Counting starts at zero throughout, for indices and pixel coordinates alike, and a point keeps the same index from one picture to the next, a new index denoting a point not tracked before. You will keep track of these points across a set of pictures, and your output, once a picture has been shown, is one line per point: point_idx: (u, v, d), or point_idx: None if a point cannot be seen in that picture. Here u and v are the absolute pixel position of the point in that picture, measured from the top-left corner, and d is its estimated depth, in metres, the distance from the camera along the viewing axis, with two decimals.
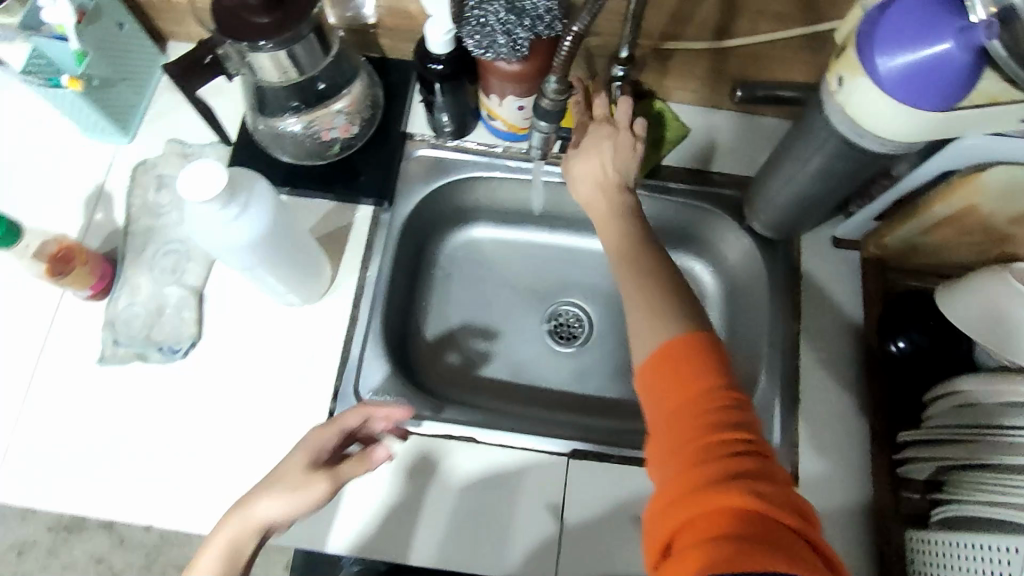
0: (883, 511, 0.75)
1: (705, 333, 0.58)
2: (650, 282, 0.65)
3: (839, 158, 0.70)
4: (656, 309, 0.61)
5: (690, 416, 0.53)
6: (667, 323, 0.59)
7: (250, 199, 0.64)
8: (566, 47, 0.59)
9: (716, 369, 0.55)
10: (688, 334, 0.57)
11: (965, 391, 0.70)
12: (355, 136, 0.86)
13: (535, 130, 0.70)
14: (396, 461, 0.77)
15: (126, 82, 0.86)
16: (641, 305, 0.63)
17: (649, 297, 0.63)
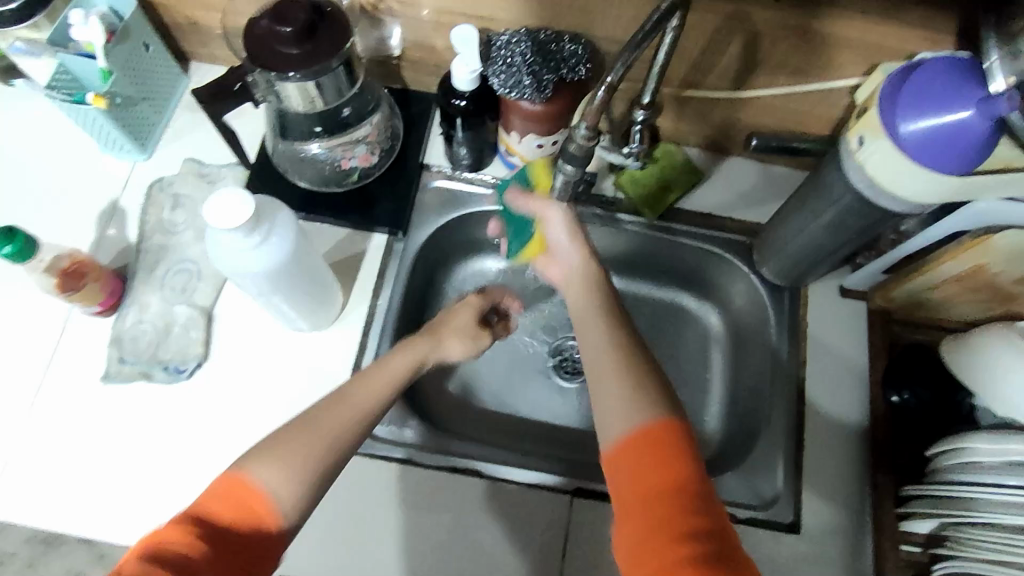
0: (884, 564, 0.74)
1: (668, 423, 0.56)
2: (612, 359, 0.62)
3: (852, 213, 0.71)
4: (631, 392, 0.59)
5: (664, 500, 0.52)
6: (632, 413, 0.57)
7: (273, 227, 0.64)
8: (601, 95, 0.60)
9: (686, 456, 0.54)
10: (653, 421, 0.56)
11: (973, 450, 0.70)
12: (373, 165, 0.87)
13: (561, 176, 0.70)
14: (398, 492, 0.76)
15: (148, 100, 0.87)
16: (602, 387, 0.61)
17: (623, 393, 0.59)
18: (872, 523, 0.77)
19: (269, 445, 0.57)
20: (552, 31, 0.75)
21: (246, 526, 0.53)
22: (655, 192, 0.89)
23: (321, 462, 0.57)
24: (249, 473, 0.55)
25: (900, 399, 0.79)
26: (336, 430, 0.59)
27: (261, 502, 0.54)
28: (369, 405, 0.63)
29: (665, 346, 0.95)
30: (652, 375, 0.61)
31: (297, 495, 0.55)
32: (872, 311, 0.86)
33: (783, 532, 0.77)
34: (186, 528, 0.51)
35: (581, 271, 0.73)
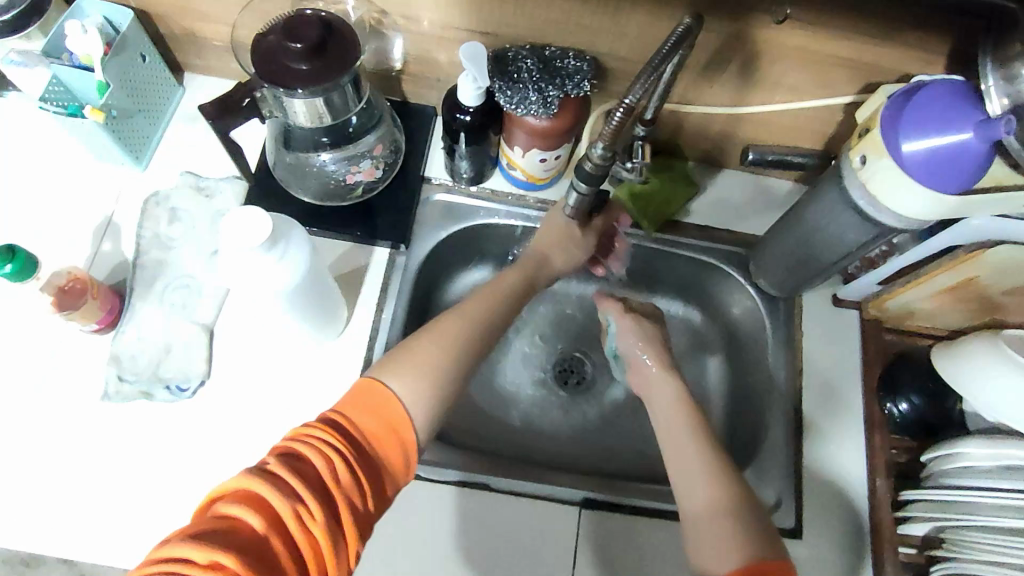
0: (882, 566, 0.77)
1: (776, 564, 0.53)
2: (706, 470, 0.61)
3: (851, 228, 0.73)
4: (726, 514, 0.57)
5: None
6: (735, 550, 0.55)
7: (287, 243, 0.65)
8: (619, 118, 0.61)
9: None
10: (759, 560, 0.53)
11: (965, 455, 0.73)
12: (378, 180, 0.86)
13: (575, 192, 0.72)
14: (407, 507, 0.76)
15: (144, 113, 0.85)
16: (697, 498, 0.59)
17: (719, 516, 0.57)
18: (870, 526, 0.79)
19: (395, 363, 0.61)
20: (555, 48, 0.78)
21: (385, 435, 0.55)
22: (656, 206, 0.90)
23: (441, 368, 0.62)
24: (387, 387, 0.58)
25: (896, 409, 0.83)
26: (452, 342, 0.65)
27: (397, 413, 0.57)
28: (480, 319, 0.68)
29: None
30: (747, 490, 0.59)
31: (425, 409, 0.59)
32: (865, 321, 0.88)
33: (784, 538, 0.79)
34: (331, 429, 0.53)
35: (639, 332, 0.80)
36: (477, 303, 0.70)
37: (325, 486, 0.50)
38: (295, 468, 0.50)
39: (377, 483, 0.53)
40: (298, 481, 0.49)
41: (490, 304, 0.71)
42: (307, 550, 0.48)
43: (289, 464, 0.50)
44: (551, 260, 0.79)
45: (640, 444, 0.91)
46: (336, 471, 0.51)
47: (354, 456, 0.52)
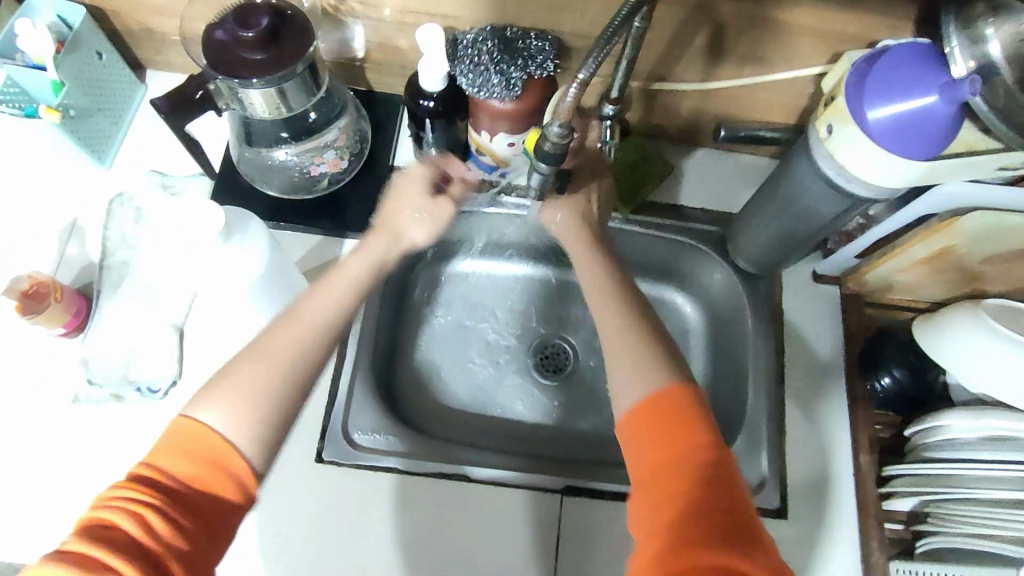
0: (869, 542, 0.76)
1: (679, 388, 0.56)
2: (630, 335, 0.61)
3: (824, 200, 0.72)
4: (636, 354, 0.60)
5: (675, 468, 0.52)
6: (641, 385, 0.57)
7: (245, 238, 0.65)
8: (572, 95, 0.59)
9: (702, 422, 0.54)
10: (667, 387, 0.56)
11: (947, 429, 0.72)
12: (344, 171, 0.85)
13: (535, 175, 0.69)
14: (385, 499, 0.76)
15: (104, 112, 0.84)
16: (619, 363, 0.60)
17: (638, 356, 0.59)
18: (856, 503, 0.78)
19: (218, 385, 0.54)
20: (518, 28, 0.76)
21: (210, 469, 0.50)
22: (629, 187, 0.90)
23: (272, 405, 0.54)
24: (202, 421, 0.52)
25: (878, 383, 0.81)
26: (287, 355, 0.56)
27: (220, 447, 0.51)
28: (319, 328, 0.59)
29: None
30: (663, 354, 0.60)
31: (252, 438, 0.53)
32: (845, 296, 0.87)
33: (769, 518, 0.77)
34: (134, 486, 0.48)
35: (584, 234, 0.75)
36: (323, 300, 0.61)
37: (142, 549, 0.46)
38: (99, 543, 0.45)
39: (205, 524, 0.49)
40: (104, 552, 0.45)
41: (328, 307, 0.60)
42: None
43: (88, 538, 0.45)
44: (400, 228, 0.68)
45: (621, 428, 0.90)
46: (149, 528, 0.46)
47: (171, 507, 0.48)
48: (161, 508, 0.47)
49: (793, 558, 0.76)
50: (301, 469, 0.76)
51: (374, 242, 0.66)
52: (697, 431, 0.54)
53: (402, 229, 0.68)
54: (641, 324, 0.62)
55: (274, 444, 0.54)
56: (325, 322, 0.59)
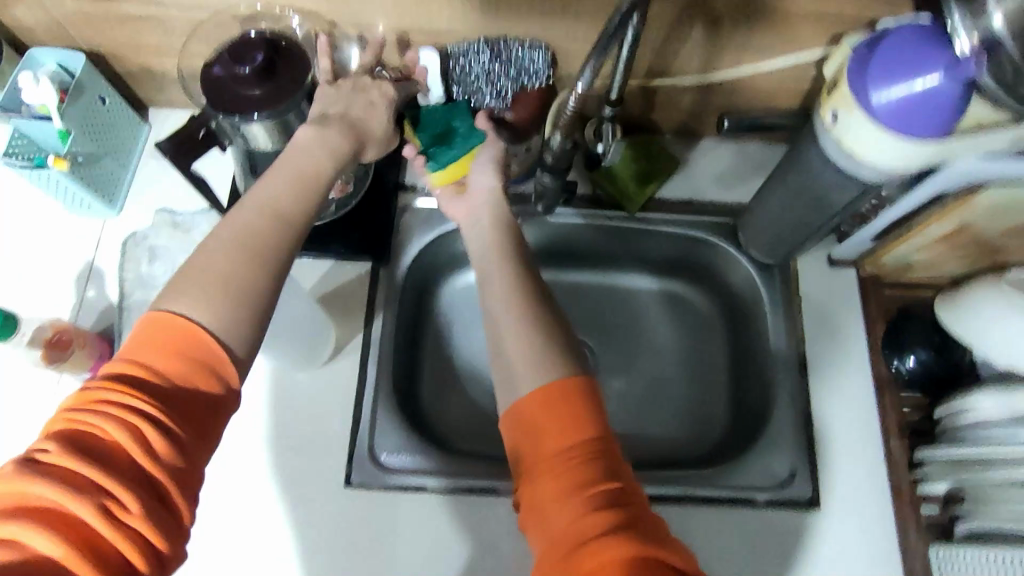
0: (907, 528, 0.75)
1: (574, 383, 0.50)
2: (517, 318, 0.55)
3: (835, 186, 0.71)
4: (531, 339, 0.54)
5: (571, 462, 0.47)
6: (537, 368, 0.51)
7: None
8: (574, 102, 0.65)
9: (591, 413, 0.49)
10: (557, 387, 0.50)
11: (978, 409, 0.72)
12: (349, 195, 0.83)
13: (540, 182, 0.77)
14: (415, 518, 0.76)
15: (110, 154, 0.85)
16: (509, 346, 0.54)
17: (527, 333, 0.54)
18: (890, 488, 0.77)
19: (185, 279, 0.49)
20: (512, 40, 0.77)
21: (201, 380, 0.47)
22: (635, 184, 0.88)
23: (250, 288, 0.50)
24: (190, 323, 0.47)
25: (903, 365, 0.81)
26: (254, 233, 0.51)
27: (210, 356, 0.47)
28: (286, 214, 0.54)
29: (649, 332, 0.95)
30: (557, 338, 0.54)
31: (237, 332, 0.48)
32: (863, 278, 0.86)
33: (803, 509, 0.76)
34: (121, 396, 0.44)
35: (489, 210, 0.68)
36: (280, 196, 0.54)
37: (135, 466, 0.43)
38: (76, 458, 0.41)
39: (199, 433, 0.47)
40: (91, 470, 0.41)
41: (287, 198, 0.54)
42: (139, 539, 0.42)
43: (72, 453, 0.41)
44: (347, 119, 0.63)
45: (647, 429, 0.89)
46: (142, 443, 0.43)
47: (165, 417, 0.44)
48: (154, 420, 0.44)
49: (831, 549, 0.75)
50: (329, 495, 0.76)
51: (334, 136, 0.60)
52: (589, 418, 0.49)
53: (366, 135, 0.64)
54: (532, 304, 0.57)
55: (258, 336, 0.50)
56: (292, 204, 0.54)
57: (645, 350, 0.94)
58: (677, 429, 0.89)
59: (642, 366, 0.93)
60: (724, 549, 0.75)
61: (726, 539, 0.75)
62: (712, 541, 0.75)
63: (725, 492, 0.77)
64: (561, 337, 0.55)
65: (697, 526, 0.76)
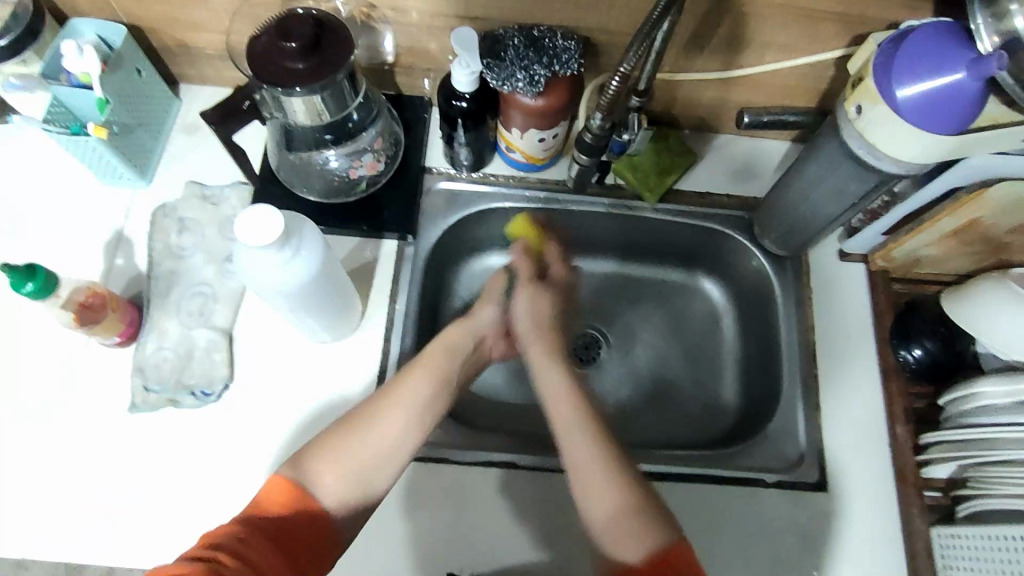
0: (909, 510, 0.79)
1: (677, 548, 0.57)
2: (598, 467, 0.62)
3: (853, 179, 0.74)
4: (611, 482, 0.61)
5: None
6: (637, 536, 0.58)
7: (295, 246, 0.64)
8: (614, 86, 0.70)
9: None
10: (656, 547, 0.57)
11: (982, 395, 0.74)
12: (380, 173, 0.87)
13: (576, 163, 0.83)
14: (436, 489, 0.77)
15: (143, 126, 0.86)
16: (596, 497, 0.61)
17: (606, 483, 0.61)
18: (895, 471, 0.81)
19: (314, 454, 0.62)
20: (544, 27, 0.78)
21: (302, 516, 0.58)
22: (656, 174, 0.91)
23: (377, 466, 0.63)
24: (302, 475, 0.61)
25: (909, 355, 0.83)
26: (393, 412, 0.66)
27: (307, 504, 0.59)
28: (424, 402, 0.68)
29: (657, 320, 1.00)
30: (644, 495, 0.61)
31: (340, 499, 0.61)
32: (872, 272, 0.89)
33: (810, 491, 0.80)
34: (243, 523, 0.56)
35: (536, 355, 0.74)
36: (388, 412, 0.65)
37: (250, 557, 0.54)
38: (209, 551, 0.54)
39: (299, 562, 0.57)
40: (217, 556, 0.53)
41: (416, 390, 0.68)
42: None
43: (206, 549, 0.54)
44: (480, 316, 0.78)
45: (654, 413, 0.93)
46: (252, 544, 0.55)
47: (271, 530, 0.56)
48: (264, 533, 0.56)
49: (836, 528, 0.79)
50: None
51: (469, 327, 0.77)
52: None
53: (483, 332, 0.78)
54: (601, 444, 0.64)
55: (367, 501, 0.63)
56: (408, 412, 0.66)
57: (653, 339, 0.99)
58: (685, 413, 0.94)
59: (649, 354, 0.98)
60: (733, 526, 0.79)
61: (736, 517, 0.79)
62: (723, 518, 0.79)
63: (737, 472, 0.81)
64: (636, 482, 0.62)
65: (709, 505, 0.79)
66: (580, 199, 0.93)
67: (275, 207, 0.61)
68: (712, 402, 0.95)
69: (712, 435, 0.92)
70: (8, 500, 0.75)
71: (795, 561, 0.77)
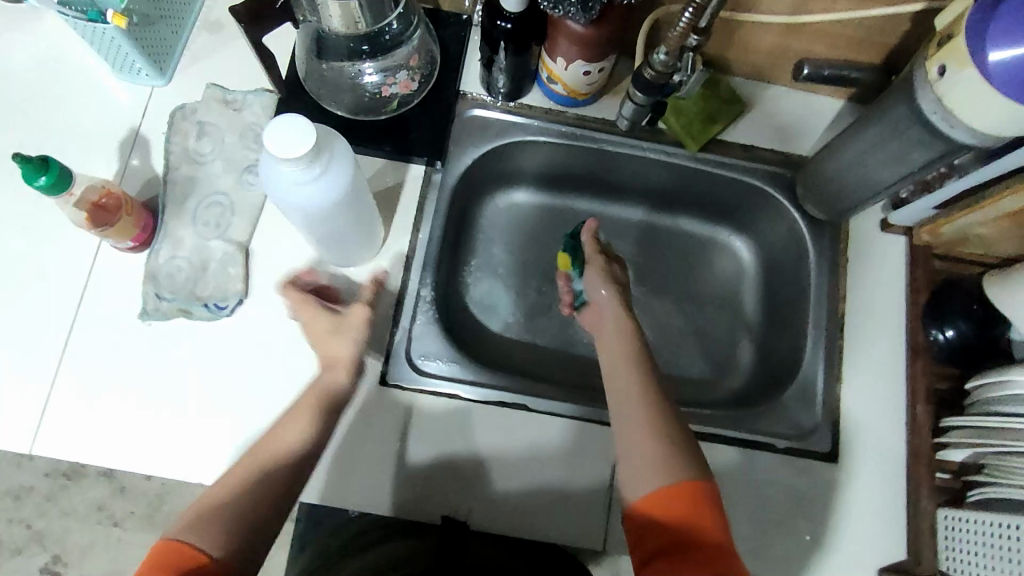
0: (918, 490, 0.78)
1: (697, 483, 0.56)
2: (639, 409, 0.62)
3: (916, 147, 0.69)
4: (646, 431, 0.60)
5: (691, 535, 0.53)
6: (661, 475, 0.57)
7: (326, 164, 0.61)
8: (685, 20, 0.65)
9: (713, 516, 0.55)
10: (676, 480, 0.56)
11: (1017, 384, 0.71)
12: (413, 93, 0.83)
13: (631, 102, 0.79)
14: (447, 425, 0.78)
15: (164, 19, 0.81)
16: (625, 438, 0.61)
17: (646, 426, 0.60)
18: (908, 451, 0.80)
19: (187, 520, 0.56)
20: None
21: (186, 572, 0.52)
22: (700, 123, 0.86)
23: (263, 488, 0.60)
24: (175, 537, 0.54)
25: (941, 334, 0.81)
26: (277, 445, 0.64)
27: (193, 555, 0.53)
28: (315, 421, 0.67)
29: (682, 275, 0.98)
30: (686, 444, 0.59)
31: (232, 550, 0.55)
32: (914, 246, 0.86)
33: (819, 460, 0.80)
34: None
35: (612, 302, 0.76)
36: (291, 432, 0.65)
37: None
38: None
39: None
40: None
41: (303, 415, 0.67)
42: None
43: None
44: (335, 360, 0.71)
45: (668, 368, 0.93)
46: None
47: None
48: None
49: (839, 499, 0.79)
50: (365, 393, 0.78)
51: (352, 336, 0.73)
52: (711, 518, 0.54)
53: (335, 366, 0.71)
54: (652, 398, 0.63)
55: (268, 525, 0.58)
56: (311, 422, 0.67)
57: (675, 293, 0.97)
58: (698, 370, 0.93)
59: (668, 306, 0.96)
60: (740, 488, 0.79)
61: (742, 479, 0.79)
62: (730, 479, 0.79)
63: (746, 435, 0.81)
64: (673, 426, 0.61)
65: (717, 463, 0.79)
66: (617, 139, 0.88)
67: (309, 119, 0.57)
68: (728, 363, 0.94)
69: (725, 395, 0.92)
70: (17, 395, 0.74)
71: (798, 527, 0.78)
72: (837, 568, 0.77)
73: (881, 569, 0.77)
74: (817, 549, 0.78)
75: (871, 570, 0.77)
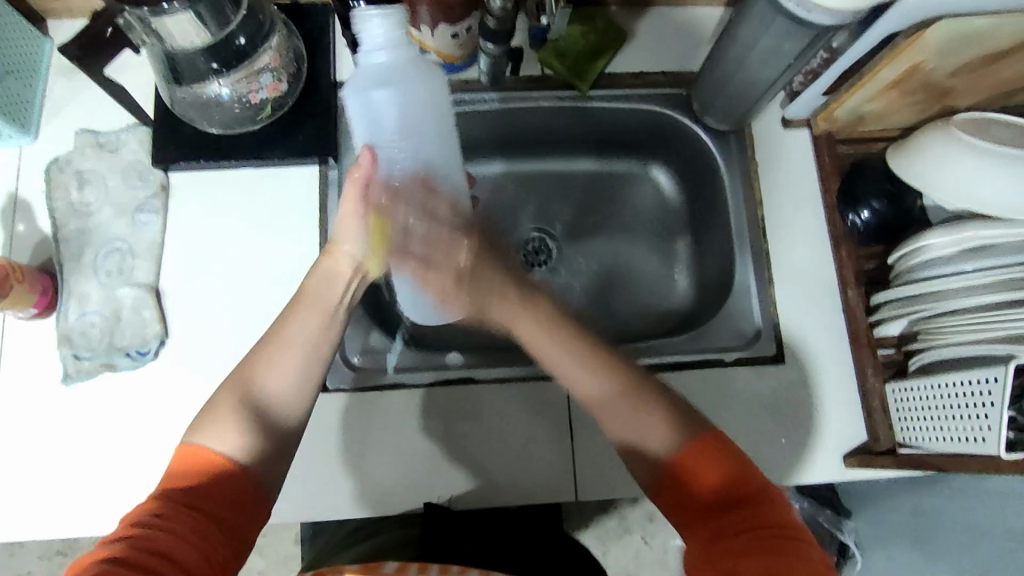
0: (865, 370, 0.80)
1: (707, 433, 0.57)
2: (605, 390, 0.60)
3: (787, 37, 0.69)
4: (625, 409, 0.59)
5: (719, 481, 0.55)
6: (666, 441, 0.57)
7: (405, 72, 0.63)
8: None
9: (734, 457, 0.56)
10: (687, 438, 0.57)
11: (929, 249, 0.73)
12: (285, 93, 0.79)
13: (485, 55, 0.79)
14: (400, 415, 0.78)
15: (12, 75, 0.77)
16: (615, 421, 0.60)
17: (619, 407, 0.60)
18: (849, 334, 0.81)
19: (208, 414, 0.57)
20: None
21: (216, 480, 0.53)
22: (584, 62, 0.85)
23: (284, 388, 0.59)
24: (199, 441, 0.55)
25: (859, 218, 0.82)
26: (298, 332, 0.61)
27: (216, 462, 0.54)
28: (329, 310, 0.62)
29: (608, 217, 0.98)
30: (667, 405, 0.59)
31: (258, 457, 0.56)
32: (817, 136, 0.86)
33: (768, 364, 0.81)
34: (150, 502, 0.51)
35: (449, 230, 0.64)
36: (301, 320, 0.61)
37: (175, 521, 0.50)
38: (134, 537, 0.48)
39: (221, 525, 0.52)
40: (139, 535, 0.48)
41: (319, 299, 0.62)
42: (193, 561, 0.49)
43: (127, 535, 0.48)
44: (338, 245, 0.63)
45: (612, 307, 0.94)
46: (174, 517, 0.50)
47: (187, 503, 0.51)
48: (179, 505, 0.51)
49: (794, 397, 0.81)
50: None
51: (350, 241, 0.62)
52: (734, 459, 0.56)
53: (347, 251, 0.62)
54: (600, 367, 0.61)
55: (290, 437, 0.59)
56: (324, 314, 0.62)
57: (605, 234, 0.98)
58: (642, 304, 0.94)
59: (600, 250, 0.97)
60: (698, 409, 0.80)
61: (699, 401, 0.80)
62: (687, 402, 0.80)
63: (696, 357, 0.82)
64: (638, 386, 0.60)
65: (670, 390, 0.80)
66: (508, 95, 0.87)
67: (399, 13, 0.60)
68: (669, 291, 0.95)
69: (674, 322, 0.93)
70: None
71: (759, 433, 0.80)
72: (805, 462, 0.79)
73: (847, 454, 0.79)
74: (782, 450, 0.79)
75: (836, 457, 0.80)
